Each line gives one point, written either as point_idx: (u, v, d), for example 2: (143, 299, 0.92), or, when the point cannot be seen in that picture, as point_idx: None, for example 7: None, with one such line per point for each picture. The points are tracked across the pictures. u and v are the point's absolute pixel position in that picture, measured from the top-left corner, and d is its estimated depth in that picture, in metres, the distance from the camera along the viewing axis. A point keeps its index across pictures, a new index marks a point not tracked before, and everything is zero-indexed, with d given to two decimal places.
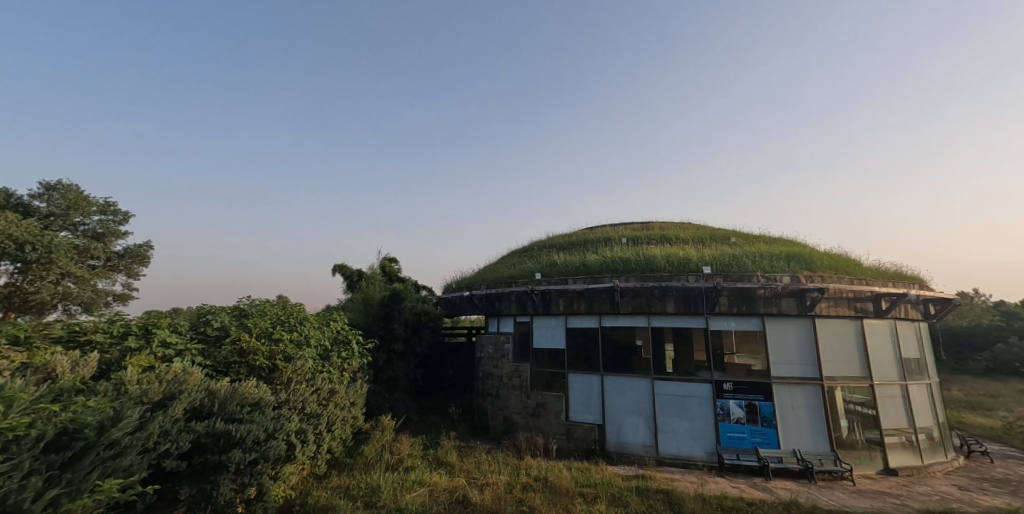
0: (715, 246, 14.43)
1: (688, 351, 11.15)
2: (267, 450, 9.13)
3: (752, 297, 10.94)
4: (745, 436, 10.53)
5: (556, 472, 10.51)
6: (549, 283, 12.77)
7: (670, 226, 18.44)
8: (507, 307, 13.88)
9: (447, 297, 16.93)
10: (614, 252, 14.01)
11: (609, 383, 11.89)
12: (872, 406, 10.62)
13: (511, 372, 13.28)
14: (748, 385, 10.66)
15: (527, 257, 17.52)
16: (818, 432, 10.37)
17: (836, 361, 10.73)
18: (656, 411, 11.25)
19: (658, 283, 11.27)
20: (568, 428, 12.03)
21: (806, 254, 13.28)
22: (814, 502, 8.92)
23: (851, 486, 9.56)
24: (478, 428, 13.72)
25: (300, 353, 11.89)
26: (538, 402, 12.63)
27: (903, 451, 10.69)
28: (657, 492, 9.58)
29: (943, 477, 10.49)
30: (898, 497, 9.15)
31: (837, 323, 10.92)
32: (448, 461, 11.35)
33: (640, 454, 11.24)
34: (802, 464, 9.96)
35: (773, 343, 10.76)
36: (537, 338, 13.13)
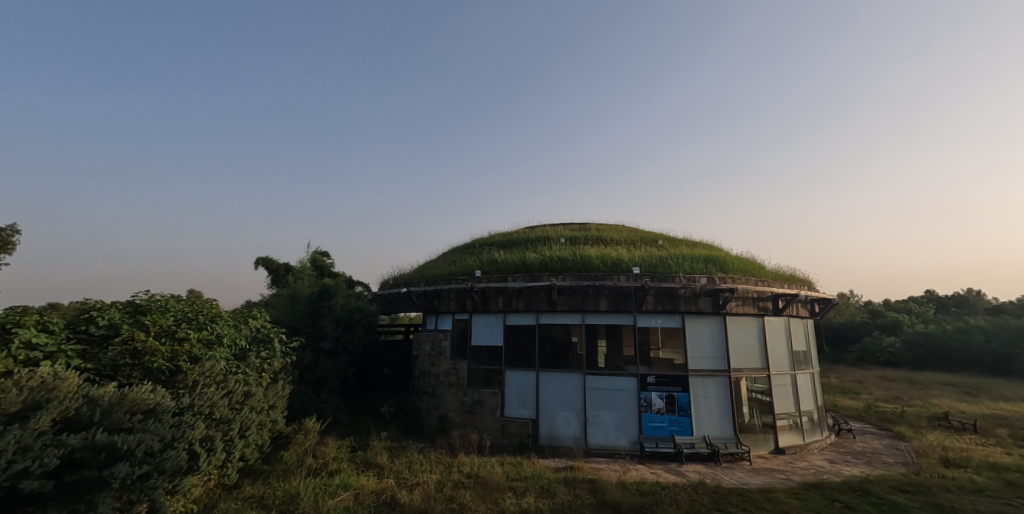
0: (644, 248, 15.58)
1: (618, 347, 11.95)
2: (162, 462, 8.36)
3: (675, 297, 12.00)
4: (663, 425, 11.53)
5: (488, 467, 10.71)
6: (489, 281, 12.97)
7: (605, 227, 19.53)
8: (446, 305, 13.91)
9: (382, 293, 16.46)
10: (552, 252, 14.57)
11: (544, 378, 12.34)
12: (768, 394, 12.15)
13: (448, 370, 13.29)
14: (669, 377, 11.69)
15: (465, 254, 17.56)
16: (724, 419, 11.65)
17: (741, 354, 12.13)
18: (586, 404, 11.90)
19: (593, 283, 11.95)
20: (503, 424, 12.36)
21: (720, 258, 14.79)
22: (718, 482, 10.02)
23: (748, 465, 10.86)
24: (411, 427, 13.59)
25: (209, 353, 10.88)
26: (474, 399, 12.77)
27: (790, 432, 12.36)
28: (583, 481, 10.18)
29: (819, 452, 12.30)
30: (785, 473, 10.56)
31: (743, 320, 12.36)
32: (377, 462, 11.08)
33: (571, 446, 11.84)
34: (710, 448, 11.09)
35: (692, 339, 11.91)
36: (475, 335, 13.27)
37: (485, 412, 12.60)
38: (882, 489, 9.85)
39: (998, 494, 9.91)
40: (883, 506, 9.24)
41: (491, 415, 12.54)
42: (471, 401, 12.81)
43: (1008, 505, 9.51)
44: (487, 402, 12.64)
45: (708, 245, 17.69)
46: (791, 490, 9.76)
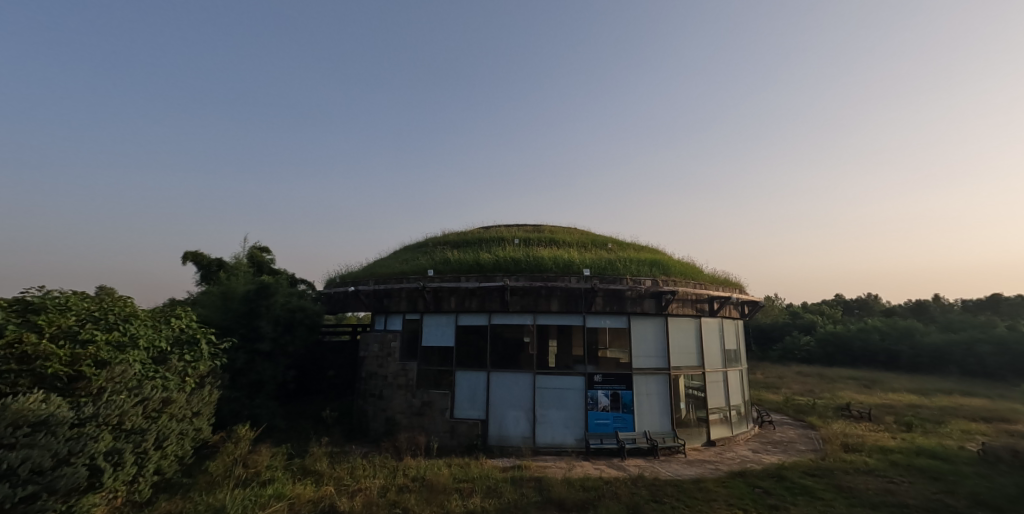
0: (594, 251, 16.16)
1: (568, 346, 12.31)
2: (54, 482, 7.35)
3: (622, 298, 12.55)
4: (608, 422, 12.04)
5: (435, 468, 10.72)
6: (442, 280, 12.87)
7: (558, 228, 20.02)
8: (396, 305, 13.61)
9: (330, 291, 15.83)
10: (505, 252, 14.71)
11: (495, 379, 12.43)
12: (702, 390, 13.09)
13: (396, 371, 13.07)
14: (614, 376, 12.24)
15: (417, 253, 17.22)
16: (663, 415, 12.40)
17: (680, 353, 12.96)
18: (536, 404, 12.13)
19: (545, 284, 12.22)
20: (452, 425, 12.32)
21: (664, 261, 15.66)
22: (656, 475, 10.66)
23: (683, 458, 11.67)
24: (356, 431, 13.36)
25: (121, 357, 9.52)
26: (423, 400, 12.65)
27: (720, 425, 13.40)
28: (529, 480, 10.42)
29: (744, 443, 13.45)
30: (715, 463, 11.51)
31: (683, 320, 13.20)
32: (316, 470, 10.78)
33: (520, 445, 12.03)
34: (650, 443, 11.77)
35: (637, 338, 12.52)
36: (427, 335, 13.13)
37: (434, 414, 12.51)
38: (795, 475, 11.09)
39: (884, 473, 11.56)
40: (795, 489, 10.46)
41: (440, 416, 12.47)
42: (420, 402, 12.68)
43: (891, 482, 11.12)
44: (436, 403, 12.55)
45: (652, 249, 18.68)
46: (719, 479, 10.72)
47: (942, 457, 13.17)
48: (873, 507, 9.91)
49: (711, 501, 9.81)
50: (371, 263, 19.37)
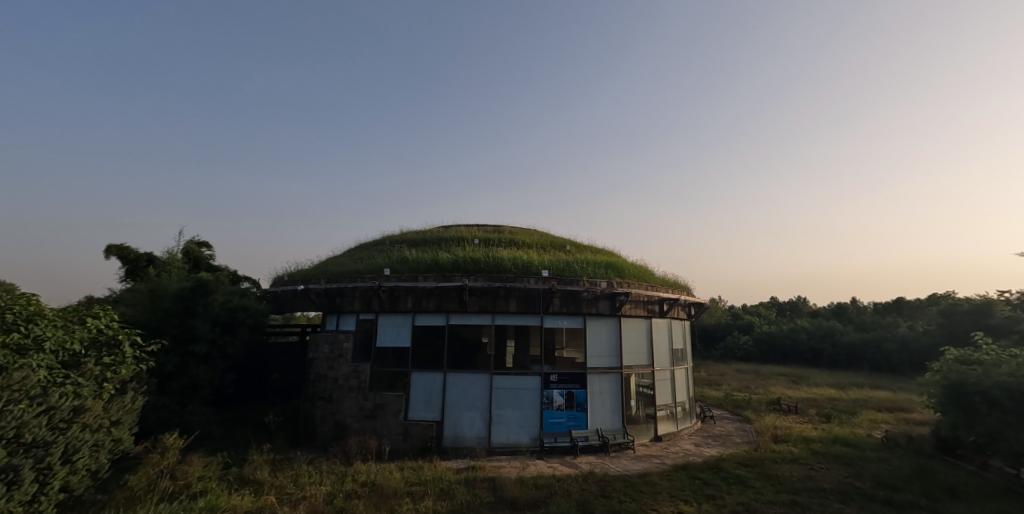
0: (553, 253, 16.57)
1: (525, 347, 12.79)
2: None
3: (578, 299, 13.10)
4: (562, 420, 12.63)
5: (386, 472, 10.72)
6: (398, 280, 13.07)
7: (518, 229, 20.26)
8: (349, 304, 13.76)
9: (279, 290, 15.52)
10: (465, 252, 14.91)
11: (451, 380, 12.75)
12: (650, 387, 13.93)
13: (348, 373, 13.05)
14: (570, 375, 12.86)
15: (374, 252, 16.99)
16: (614, 412, 13.10)
17: (631, 352, 13.71)
18: (492, 404, 12.54)
19: (504, 284, 12.60)
20: (406, 428, 12.46)
21: (619, 263, 16.30)
22: (605, 470, 11.21)
23: (632, 453, 12.41)
24: (302, 436, 13.31)
25: (22, 362, 8.30)
26: (376, 403, 12.71)
27: (667, 421, 14.30)
28: (483, 481, 10.54)
29: (688, 437, 14.42)
30: (660, 458, 12.26)
31: (634, 321, 13.90)
32: (255, 479, 10.16)
33: (474, 445, 12.38)
34: (601, 440, 12.45)
35: (591, 338, 13.12)
36: (381, 336, 13.32)
37: (386, 416, 12.60)
38: (731, 465, 11.97)
39: (806, 461, 12.71)
40: (730, 479, 11.27)
41: (393, 418, 12.57)
42: (371, 405, 12.73)
43: (812, 469, 12.25)
44: (389, 405, 12.64)
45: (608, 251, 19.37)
46: (664, 473, 11.38)
47: (854, 444, 14.68)
48: (797, 493, 10.84)
49: (656, 494, 10.34)
50: (323, 261, 18.68)
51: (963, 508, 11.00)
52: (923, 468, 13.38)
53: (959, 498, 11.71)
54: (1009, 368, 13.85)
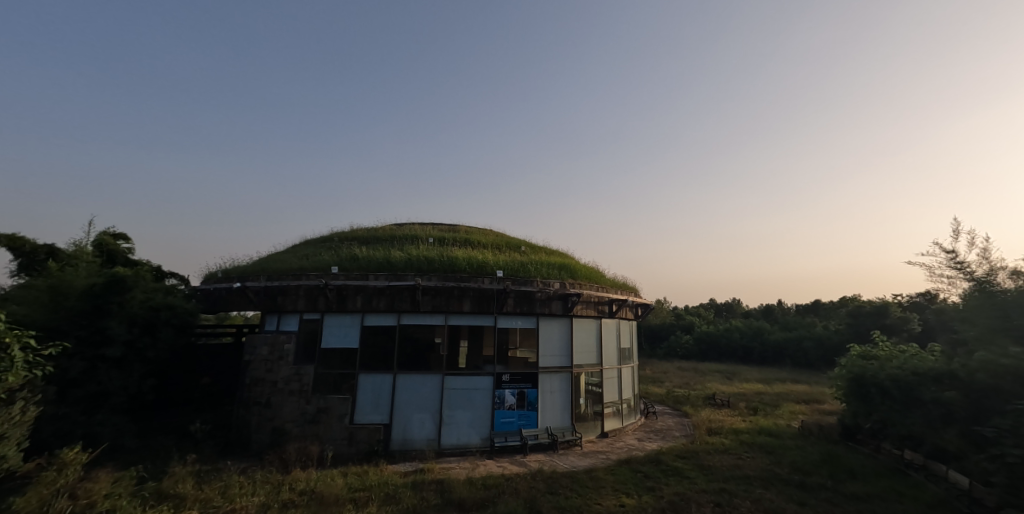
0: (508, 253, 16.77)
1: (478, 347, 13.23)
2: None
3: (532, 300, 13.72)
4: (512, 420, 13.20)
5: (328, 479, 10.26)
6: (347, 279, 12.92)
7: (472, 229, 20.16)
8: (291, 303, 13.25)
9: (213, 287, 14.65)
10: (418, 251, 15.05)
11: (401, 381, 12.81)
12: (598, 385, 14.87)
13: (289, 376, 12.63)
14: (522, 375, 13.41)
15: (322, 249, 16.48)
16: (563, 411, 13.87)
17: (581, 352, 14.53)
18: (443, 405, 12.82)
19: (458, 284, 12.95)
20: (351, 432, 12.35)
21: (571, 264, 16.82)
22: (553, 467, 11.71)
23: (579, 449, 13.17)
24: (236, 445, 12.53)
25: None
26: (320, 406, 12.42)
27: (612, 417, 15.27)
28: (431, 483, 10.37)
29: (632, 433, 15.40)
30: (606, 453, 12.97)
31: (584, 321, 14.72)
32: (176, 493, 9.34)
33: (423, 448, 12.58)
34: (550, 438, 13.19)
35: (543, 338, 13.82)
36: (326, 336, 13.00)
37: (331, 421, 12.35)
38: (669, 458, 12.69)
39: (735, 451, 13.70)
40: (668, 471, 11.93)
41: (338, 423, 12.35)
42: (314, 409, 12.42)
43: (740, 458, 13.23)
44: (334, 409, 12.42)
45: (560, 252, 19.79)
46: (609, 468, 11.89)
47: (776, 434, 16.05)
48: (727, 480, 11.61)
49: (601, 488, 10.71)
50: (263, 257, 17.68)
51: (862, 487, 12.34)
52: (831, 452, 14.83)
53: (858, 477, 13.14)
54: (898, 362, 15.60)
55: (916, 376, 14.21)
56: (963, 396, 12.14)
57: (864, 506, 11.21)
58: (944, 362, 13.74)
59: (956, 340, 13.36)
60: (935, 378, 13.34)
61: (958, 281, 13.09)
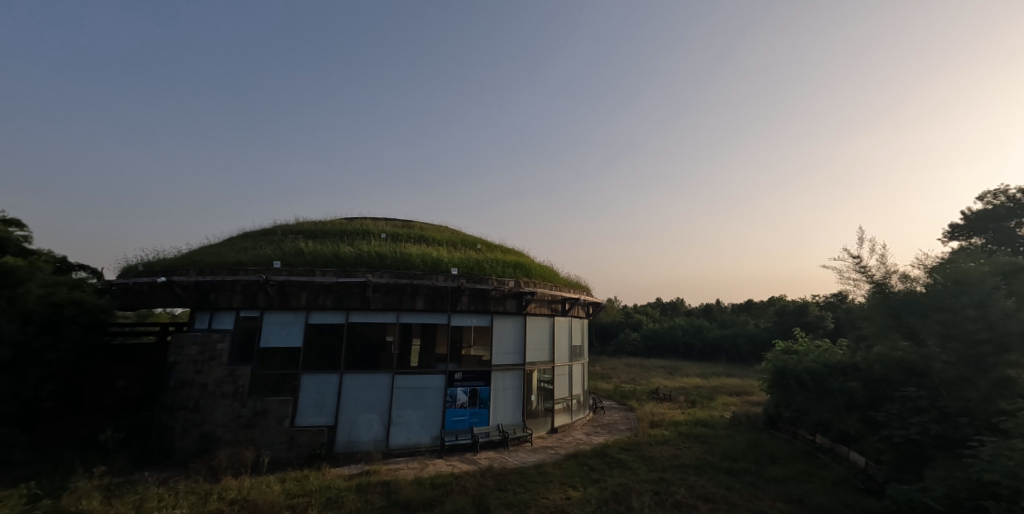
0: (463, 250, 16.68)
1: (431, 345, 13.09)
2: None
3: (486, 298, 13.75)
4: (464, 418, 13.21)
5: (264, 486, 9.75)
6: (291, 274, 12.26)
7: (427, 225, 19.82)
8: (226, 300, 12.41)
9: (133, 282, 13.37)
10: (369, 246, 14.62)
11: (348, 381, 12.40)
12: (549, 382, 15.19)
13: (222, 378, 11.84)
14: (474, 373, 13.43)
15: (263, 243, 15.58)
16: (514, 408, 14.06)
17: (534, 350, 14.76)
18: (392, 405, 12.57)
19: (411, 281, 12.70)
20: (292, 435, 11.79)
21: (526, 263, 16.98)
22: (503, 464, 11.86)
23: (529, 446, 13.42)
24: (156, 453, 11.58)
25: None
26: (256, 409, 11.73)
27: (562, 413, 15.67)
28: (376, 485, 10.13)
29: (580, 428, 15.87)
30: (555, 448, 13.31)
31: (538, 319, 14.95)
32: (83, 509, 8.46)
33: (370, 449, 12.26)
34: (501, 435, 13.35)
35: (497, 336, 13.91)
36: (266, 335, 12.29)
37: (268, 424, 11.72)
38: (614, 451, 13.21)
39: (673, 442, 14.46)
40: (612, 463, 12.41)
41: (276, 426, 11.75)
42: (250, 413, 11.72)
43: (677, 448, 13.97)
44: (273, 412, 11.80)
45: (514, 251, 19.90)
46: (557, 462, 12.19)
47: (710, 424, 17.11)
48: (665, 470, 12.21)
49: (548, 482, 10.92)
50: (196, 250, 16.43)
51: (781, 470, 13.40)
52: (757, 440, 16.02)
53: (778, 462, 14.28)
54: (815, 355, 17.14)
55: (827, 368, 15.63)
56: (863, 385, 13.61)
57: (781, 487, 12.17)
58: (849, 355, 15.26)
59: (859, 335, 14.89)
60: (842, 370, 14.86)
61: (862, 284, 14.51)
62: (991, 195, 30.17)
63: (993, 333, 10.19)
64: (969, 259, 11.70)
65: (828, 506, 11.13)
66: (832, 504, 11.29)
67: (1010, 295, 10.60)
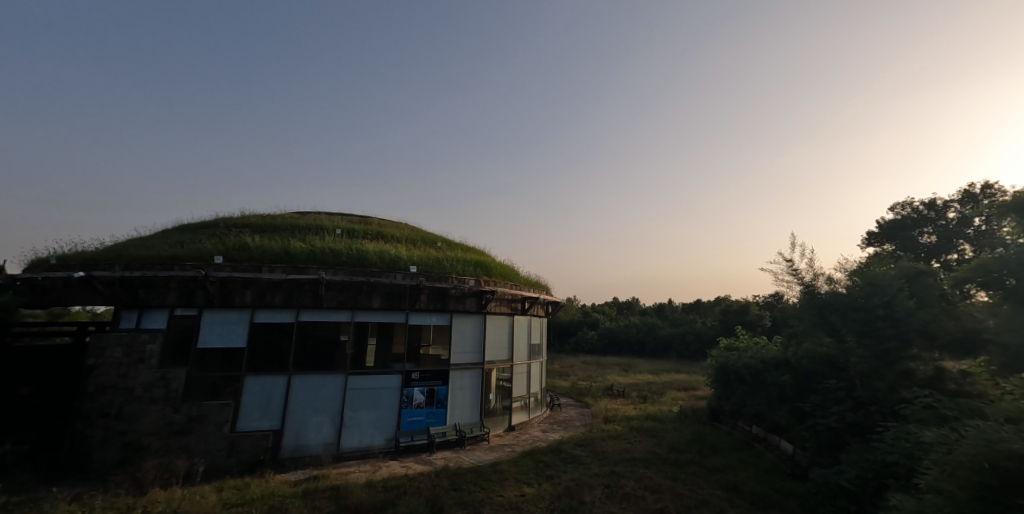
0: (423, 248, 16.39)
1: (388, 345, 12.79)
2: None
3: (446, 296, 13.58)
4: (421, 418, 13.01)
5: (198, 497, 9.15)
6: (234, 270, 11.54)
7: (384, 221, 19.33)
8: (157, 297, 11.49)
9: (43, 277, 12.04)
10: (322, 242, 14.05)
11: (296, 382, 11.87)
12: (508, 381, 15.22)
13: (151, 382, 10.98)
14: (432, 373, 13.26)
15: (203, 236, 14.60)
16: (472, 407, 13.98)
17: (493, 349, 14.74)
18: (345, 406, 12.17)
19: (368, 279, 12.32)
20: (232, 441, 11.13)
21: (487, 261, 16.92)
22: (459, 464, 11.77)
23: (486, 445, 13.40)
24: (70, 466, 10.58)
25: None
26: (191, 414, 10.99)
27: (520, 411, 15.76)
28: (325, 490, 9.76)
29: (537, 425, 16.02)
30: (512, 446, 13.38)
31: (498, 318, 14.95)
32: None
33: (319, 453, 11.81)
34: (458, 435, 13.25)
35: (456, 335, 13.78)
36: (204, 334, 11.52)
37: (205, 430, 11.00)
38: (569, 447, 13.44)
39: (624, 436, 14.90)
40: (567, 458, 12.63)
41: (215, 432, 11.05)
42: (184, 419, 10.96)
43: (628, 443, 14.41)
44: (211, 417, 11.10)
45: (472, 249, 19.78)
46: (512, 460, 12.25)
47: (658, 418, 17.77)
48: (617, 463, 12.56)
49: (504, 480, 10.95)
50: (124, 243, 15.14)
51: (721, 460, 14.12)
52: (700, 432, 16.80)
53: (718, 451, 15.04)
54: (752, 352, 18.21)
55: (762, 363, 16.67)
56: (794, 378, 14.61)
57: (720, 476, 12.82)
58: (782, 351, 16.34)
59: (791, 332, 15.97)
60: (775, 364, 15.87)
61: (793, 284, 15.60)
62: (900, 207, 33.24)
63: (897, 329, 11.47)
64: (881, 264, 12.92)
65: (761, 491, 11.84)
66: (764, 489, 12.02)
67: (912, 295, 11.81)
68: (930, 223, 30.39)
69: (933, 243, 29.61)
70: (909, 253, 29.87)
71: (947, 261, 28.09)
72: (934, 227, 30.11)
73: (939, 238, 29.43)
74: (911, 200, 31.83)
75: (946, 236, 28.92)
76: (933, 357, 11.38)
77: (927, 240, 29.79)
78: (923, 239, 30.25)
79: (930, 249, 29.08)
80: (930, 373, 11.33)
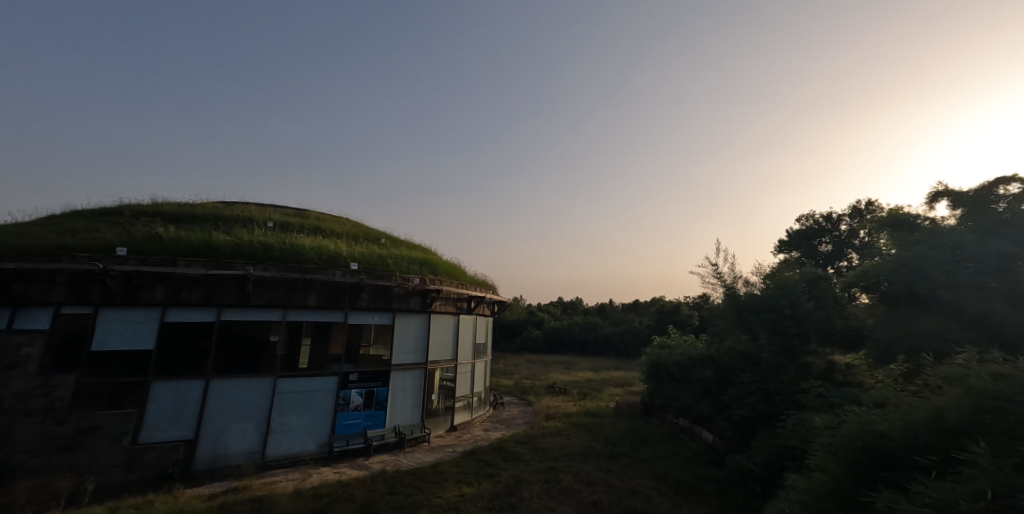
0: (366, 244, 15.93)
1: (324, 345, 12.35)
2: None
3: (388, 295, 13.27)
4: (358, 421, 12.64)
5: None
6: (141, 264, 10.61)
7: (323, 215, 18.59)
8: (37, 293, 10.06)
9: None
10: (250, 235, 13.25)
11: (215, 387, 11.15)
12: (451, 380, 15.12)
13: (26, 391, 9.76)
14: (372, 374, 12.92)
15: (105, 225, 13.25)
16: (414, 408, 13.77)
17: (437, 348, 14.59)
18: (274, 412, 11.61)
19: (302, 276, 11.79)
20: (132, 455, 10.27)
21: (433, 260, 16.70)
22: (397, 467, 11.55)
23: (426, 447, 13.24)
24: None
25: None
26: (81, 426, 10.00)
27: (463, 411, 15.72)
28: (247, 502, 9.23)
29: (479, 424, 16.04)
30: (453, 446, 13.32)
31: (442, 317, 14.81)
32: None
33: (240, 463, 11.18)
34: (398, 437, 13.01)
35: (399, 334, 13.54)
36: (102, 336, 10.46)
37: (98, 444, 10.07)
38: (510, 445, 13.57)
39: (564, 433, 15.27)
40: (508, 456, 12.76)
41: (111, 445, 10.16)
42: (69, 432, 9.92)
43: (567, 439, 14.78)
44: (107, 428, 10.19)
45: (416, 246, 19.43)
46: (453, 460, 12.20)
47: (595, 414, 18.37)
48: (555, 459, 12.85)
49: (443, 481, 10.89)
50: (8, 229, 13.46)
51: (650, 451, 14.83)
52: (633, 426, 17.57)
53: (648, 443, 15.79)
54: (681, 349, 19.26)
55: (688, 359, 17.72)
56: (716, 373, 15.62)
57: (648, 465, 13.46)
58: (706, 348, 17.42)
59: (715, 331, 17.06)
60: (700, 361, 16.92)
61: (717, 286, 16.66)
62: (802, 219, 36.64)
63: (799, 327, 12.65)
64: (790, 268, 14.13)
65: (683, 478, 12.55)
66: (687, 476, 12.75)
67: (811, 297, 13.05)
68: (826, 233, 33.81)
69: (829, 251, 33.01)
70: (810, 259, 33.13)
71: (841, 268, 31.40)
72: (830, 237, 33.52)
73: (833, 247, 32.88)
74: (812, 212, 35.21)
75: (840, 245, 32.42)
76: (826, 352, 12.59)
77: (825, 248, 33.15)
78: (820, 247, 33.59)
79: (827, 256, 32.39)
80: (823, 366, 12.44)
